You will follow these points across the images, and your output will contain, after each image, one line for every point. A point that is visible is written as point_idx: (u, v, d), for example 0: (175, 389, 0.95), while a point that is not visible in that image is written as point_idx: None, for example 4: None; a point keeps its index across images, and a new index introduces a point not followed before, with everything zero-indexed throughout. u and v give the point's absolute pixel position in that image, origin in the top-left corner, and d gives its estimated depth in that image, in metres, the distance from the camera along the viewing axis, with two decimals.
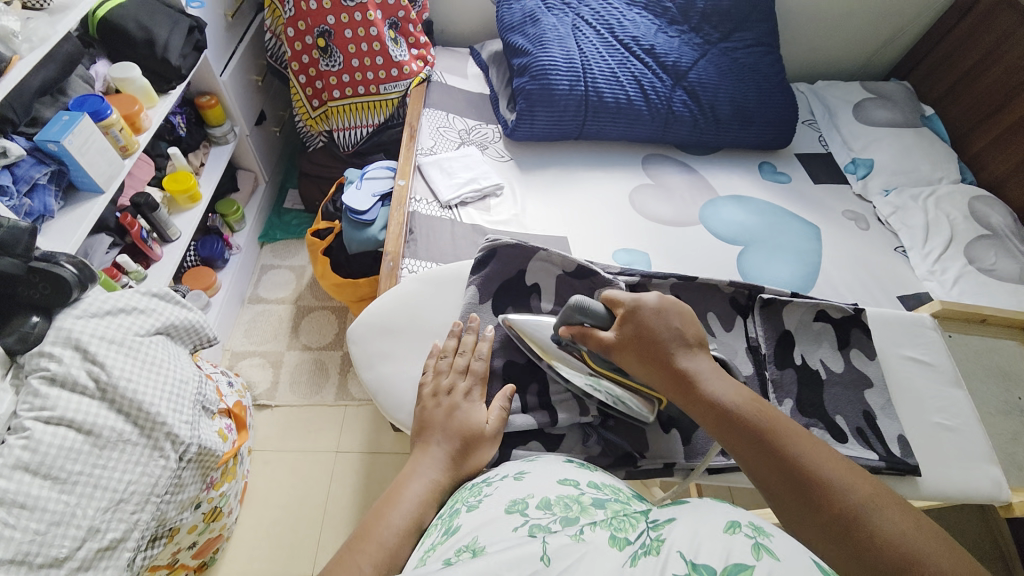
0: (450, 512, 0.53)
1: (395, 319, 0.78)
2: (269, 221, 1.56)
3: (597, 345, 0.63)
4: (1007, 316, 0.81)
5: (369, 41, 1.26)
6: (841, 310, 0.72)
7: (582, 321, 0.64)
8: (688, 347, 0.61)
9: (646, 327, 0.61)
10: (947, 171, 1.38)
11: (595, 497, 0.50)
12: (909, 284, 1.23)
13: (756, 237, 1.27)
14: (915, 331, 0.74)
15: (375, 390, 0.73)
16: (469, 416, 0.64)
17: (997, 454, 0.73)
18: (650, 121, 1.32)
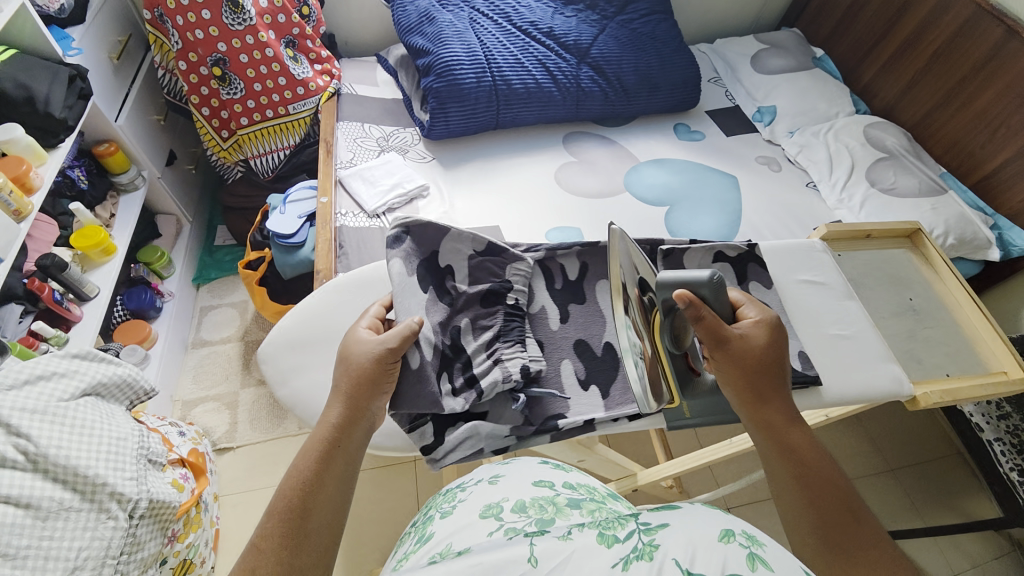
0: (425, 519, 0.58)
1: (305, 332, 0.77)
2: (201, 261, 1.51)
3: (697, 316, 0.62)
4: (889, 227, 0.88)
5: (267, 63, 1.23)
6: (736, 248, 0.79)
7: (700, 294, 0.62)
8: (770, 355, 0.64)
9: (745, 335, 0.63)
10: (843, 105, 1.47)
11: (569, 497, 0.55)
12: (822, 215, 1.32)
13: (679, 196, 1.33)
14: (809, 256, 0.81)
15: (292, 405, 0.73)
16: (355, 345, 0.66)
17: (904, 352, 0.79)
18: (562, 101, 1.36)
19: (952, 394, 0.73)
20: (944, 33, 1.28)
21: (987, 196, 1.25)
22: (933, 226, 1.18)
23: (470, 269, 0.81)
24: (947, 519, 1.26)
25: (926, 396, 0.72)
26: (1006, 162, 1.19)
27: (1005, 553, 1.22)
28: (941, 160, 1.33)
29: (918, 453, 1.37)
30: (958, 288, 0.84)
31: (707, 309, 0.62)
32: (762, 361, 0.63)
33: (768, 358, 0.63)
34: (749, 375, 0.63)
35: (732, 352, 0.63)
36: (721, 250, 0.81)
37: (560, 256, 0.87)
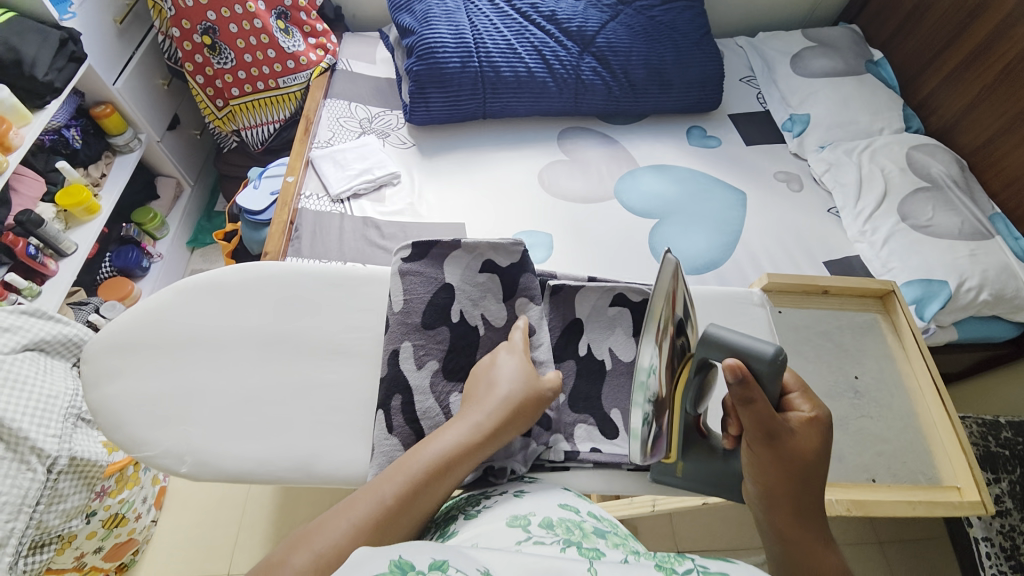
0: (446, 519, 0.54)
1: (138, 336, 0.62)
2: (199, 225, 1.55)
3: (741, 397, 0.48)
4: (849, 285, 0.76)
5: (256, 34, 1.23)
6: (637, 293, 0.74)
7: (752, 369, 0.48)
8: (814, 472, 0.50)
9: (800, 435, 0.50)
10: (889, 121, 1.27)
11: (595, 526, 0.49)
12: (838, 247, 1.15)
13: (672, 209, 1.20)
14: (740, 308, 0.71)
15: (95, 413, 0.60)
16: (504, 370, 0.59)
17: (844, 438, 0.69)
18: (558, 94, 1.26)
19: (866, 510, 0.63)
20: (1018, 45, 1.07)
21: None
22: (966, 277, 1.01)
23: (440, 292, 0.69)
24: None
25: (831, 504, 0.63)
26: None
27: None
28: (997, 197, 1.14)
29: (915, 529, 1.21)
30: (928, 382, 0.72)
31: (760, 392, 0.47)
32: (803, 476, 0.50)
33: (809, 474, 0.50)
34: (784, 494, 0.50)
35: (777, 453, 0.50)
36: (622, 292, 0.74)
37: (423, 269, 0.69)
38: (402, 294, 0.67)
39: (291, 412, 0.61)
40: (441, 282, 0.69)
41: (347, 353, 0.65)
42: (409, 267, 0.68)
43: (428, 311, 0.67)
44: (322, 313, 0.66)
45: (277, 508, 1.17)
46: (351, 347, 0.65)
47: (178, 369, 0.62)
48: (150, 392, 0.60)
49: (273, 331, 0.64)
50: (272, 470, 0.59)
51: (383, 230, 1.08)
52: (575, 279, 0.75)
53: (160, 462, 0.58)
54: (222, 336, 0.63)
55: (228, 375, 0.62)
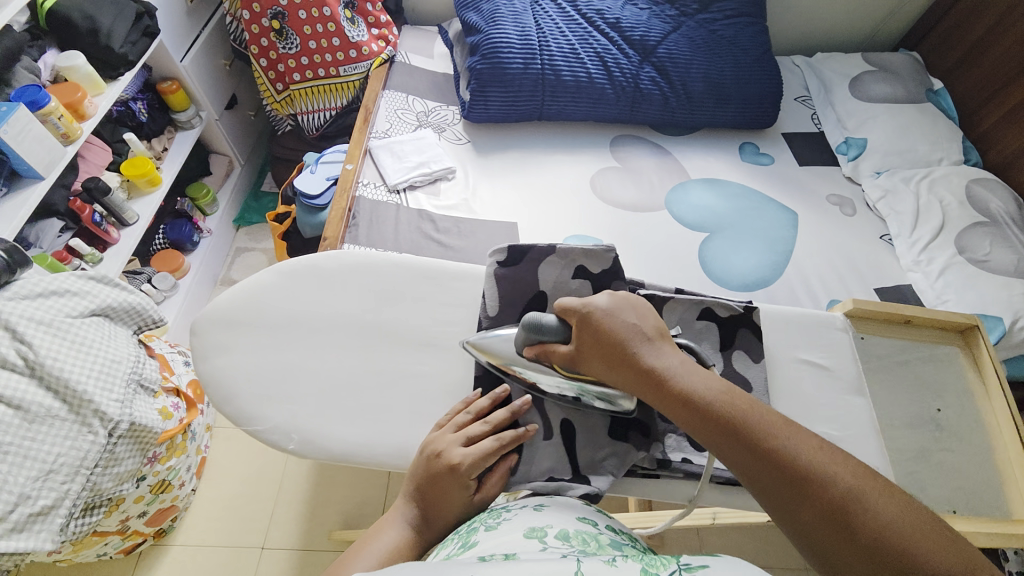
0: (467, 530, 0.52)
1: (241, 314, 0.67)
2: (246, 205, 1.58)
3: (559, 359, 0.58)
4: (932, 316, 0.75)
5: (323, 22, 1.25)
6: (727, 308, 0.69)
7: (539, 338, 0.59)
8: (699, 376, 0.52)
9: (602, 328, 0.56)
10: (949, 152, 1.25)
11: (613, 539, 0.49)
12: (890, 276, 1.13)
13: (723, 224, 1.19)
14: (820, 331, 0.72)
15: (205, 384, 0.64)
16: (455, 496, 0.56)
17: (900, 470, 0.69)
18: (615, 101, 1.26)
19: None
20: None
21: None
22: (1021, 315, 0.99)
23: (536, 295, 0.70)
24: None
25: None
26: None
27: None
28: None
29: None
30: (1008, 420, 0.72)
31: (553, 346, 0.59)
32: (707, 391, 0.50)
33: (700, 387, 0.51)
34: (718, 434, 0.48)
35: (614, 364, 0.55)
36: (711, 306, 0.70)
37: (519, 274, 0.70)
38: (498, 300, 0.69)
39: (379, 397, 0.64)
40: (534, 288, 0.69)
41: (430, 345, 0.68)
42: (504, 273, 0.70)
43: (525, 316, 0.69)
44: (409, 305, 0.69)
45: (312, 487, 1.19)
46: (440, 339, 0.68)
47: (278, 350, 0.66)
48: (252, 369, 0.65)
49: (364, 318, 0.68)
50: (373, 455, 0.62)
51: (438, 224, 1.09)
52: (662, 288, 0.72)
53: (270, 437, 0.62)
54: (315, 319, 0.68)
55: (325, 356, 0.66)
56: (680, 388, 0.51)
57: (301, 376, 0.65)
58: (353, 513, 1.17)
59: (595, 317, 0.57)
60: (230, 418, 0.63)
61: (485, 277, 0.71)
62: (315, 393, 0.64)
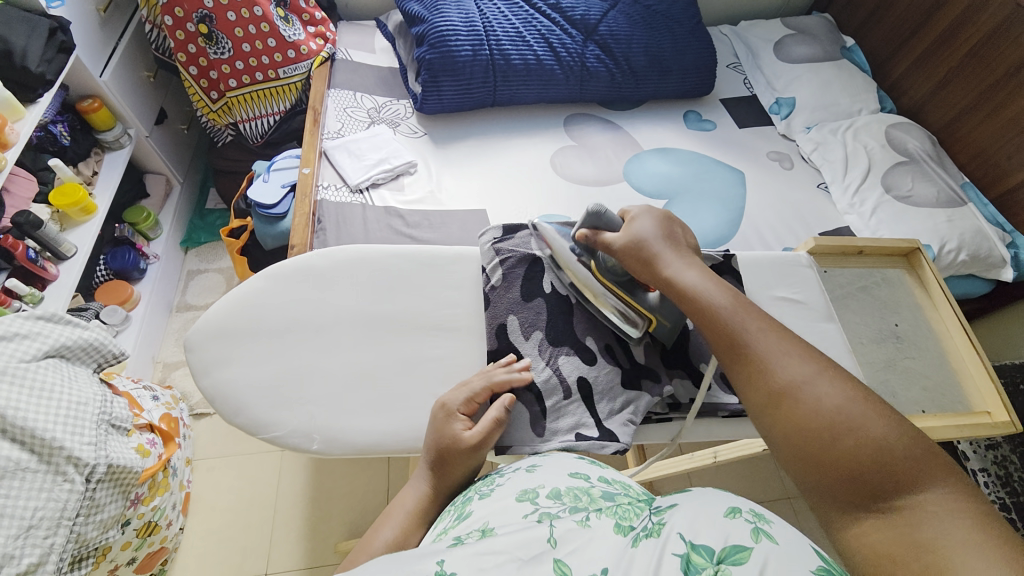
0: (462, 500, 0.53)
1: (233, 324, 0.65)
2: (191, 224, 1.49)
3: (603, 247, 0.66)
4: (881, 245, 0.84)
5: (255, 23, 1.20)
6: (710, 258, 0.74)
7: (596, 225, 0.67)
8: (708, 279, 0.59)
9: (641, 232, 0.64)
10: (867, 102, 1.37)
11: (604, 490, 0.50)
12: (831, 219, 1.24)
13: (679, 189, 1.26)
14: (790, 271, 0.78)
15: (211, 400, 0.62)
16: (444, 431, 0.59)
17: (868, 384, 0.77)
18: (565, 81, 1.29)
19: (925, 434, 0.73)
20: (982, 29, 1.19)
21: (1009, 210, 1.18)
22: (946, 240, 1.12)
23: (532, 266, 0.73)
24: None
25: None
26: None
27: None
28: (966, 167, 1.26)
29: None
30: (956, 326, 0.81)
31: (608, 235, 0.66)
32: (707, 288, 0.58)
33: (708, 285, 0.59)
34: (706, 322, 0.57)
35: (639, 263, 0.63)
36: None
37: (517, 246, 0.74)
38: (500, 273, 0.72)
39: (392, 388, 0.65)
40: (533, 257, 0.74)
41: (431, 331, 0.68)
42: (501, 248, 0.73)
43: (527, 283, 0.72)
44: (404, 295, 0.69)
45: (310, 503, 1.16)
46: (443, 323, 0.69)
47: (282, 354, 0.64)
48: (258, 377, 0.63)
49: (360, 314, 0.67)
50: (396, 443, 0.62)
51: (408, 218, 1.08)
52: None
53: (290, 441, 0.61)
54: (317, 318, 0.66)
55: (331, 352, 0.65)
56: (683, 286, 0.59)
57: (311, 378, 0.64)
58: (357, 521, 1.15)
59: (634, 228, 0.65)
60: (246, 429, 0.62)
61: (482, 254, 0.73)
62: (321, 395, 0.63)
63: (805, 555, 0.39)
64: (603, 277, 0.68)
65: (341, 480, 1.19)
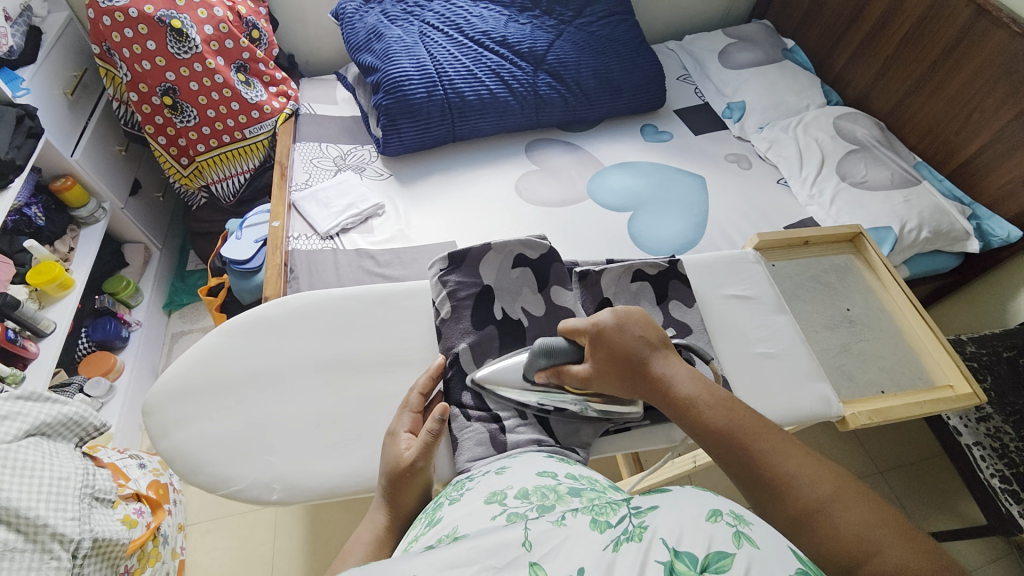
0: (434, 507, 0.54)
1: (193, 379, 0.66)
2: (173, 287, 1.51)
3: (573, 379, 0.63)
4: (826, 233, 0.88)
5: (218, 89, 1.25)
6: (655, 266, 0.79)
7: (549, 362, 0.64)
8: (702, 385, 0.58)
9: (613, 348, 0.61)
10: (812, 98, 1.43)
11: (571, 486, 0.51)
12: (793, 212, 1.27)
13: (643, 200, 1.29)
14: (737, 268, 0.83)
15: (171, 461, 0.62)
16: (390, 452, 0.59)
17: (833, 370, 0.78)
18: (520, 110, 1.34)
19: (883, 415, 0.73)
20: (910, 17, 1.25)
21: (964, 183, 1.21)
22: (905, 220, 1.13)
23: (480, 295, 0.74)
24: (957, 525, 1.20)
25: (854, 417, 0.73)
26: (984, 145, 1.15)
27: (1004, 556, 1.19)
28: (916, 148, 1.30)
29: (906, 455, 1.31)
30: (905, 302, 0.83)
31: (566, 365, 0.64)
32: (700, 397, 0.57)
33: (707, 395, 0.57)
34: (711, 439, 0.54)
35: (620, 378, 0.61)
36: (641, 268, 0.81)
37: (462, 277, 0.74)
38: (450, 304, 0.73)
39: (362, 427, 0.65)
40: (480, 285, 0.75)
41: (395, 365, 0.70)
42: (448, 279, 0.74)
43: (478, 312, 0.73)
44: (366, 334, 0.71)
45: (307, 557, 1.13)
46: (408, 356, 0.71)
47: (243, 406, 0.65)
48: (226, 430, 0.64)
49: (325, 357, 0.69)
50: (362, 482, 0.62)
51: (378, 258, 1.10)
52: (596, 263, 0.81)
53: (249, 494, 0.61)
54: (278, 367, 0.68)
55: (293, 400, 0.66)
56: (678, 397, 0.58)
57: (271, 429, 0.64)
58: None
59: (603, 345, 0.62)
60: (206, 487, 0.62)
61: (431, 288, 0.75)
62: (287, 443, 0.64)
63: (786, 559, 0.36)
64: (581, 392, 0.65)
65: (337, 529, 1.16)
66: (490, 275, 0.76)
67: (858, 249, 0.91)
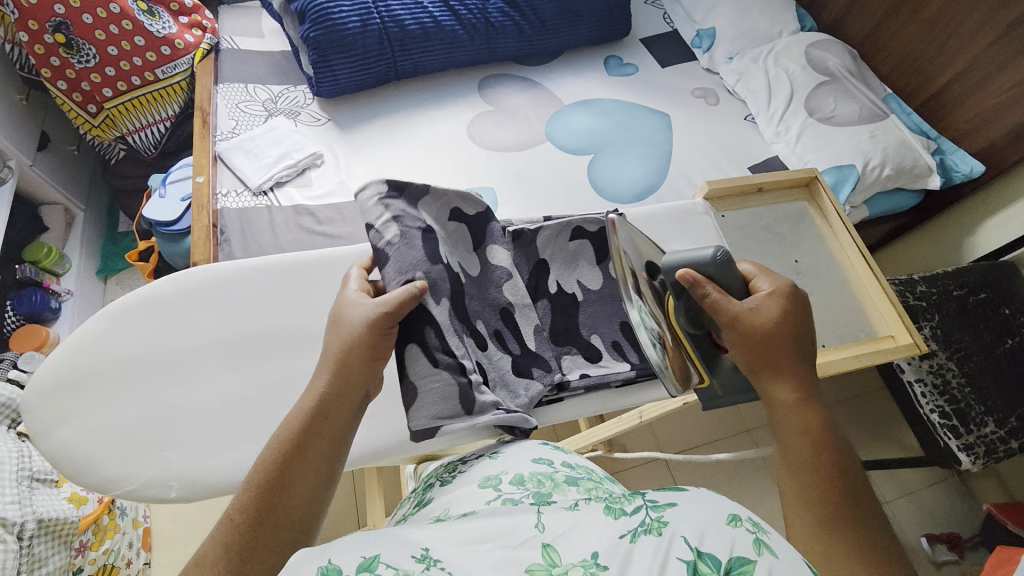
0: (423, 488, 0.59)
1: (74, 371, 0.62)
2: (105, 251, 1.41)
3: (709, 298, 0.56)
4: (779, 179, 0.84)
5: (117, 22, 1.08)
6: (595, 223, 0.79)
7: (706, 274, 0.56)
8: (816, 408, 0.54)
9: (779, 316, 0.56)
10: (786, 22, 1.32)
11: (568, 475, 0.52)
12: (758, 152, 1.22)
13: (604, 142, 1.21)
14: (689, 219, 0.79)
15: (54, 463, 0.60)
16: (354, 304, 0.57)
17: None
18: (470, 42, 1.21)
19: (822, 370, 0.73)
20: None
21: (933, 117, 1.17)
22: (870, 157, 1.10)
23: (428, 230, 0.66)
24: (895, 454, 1.29)
25: None
26: (958, 74, 1.10)
27: (941, 479, 1.29)
28: (888, 78, 1.24)
29: (855, 388, 1.38)
30: (854, 250, 0.82)
31: (713, 289, 0.56)
32: (812, 411, 0.54)
33: (839, 444, 0.52)
34: (793, 437, 0.53)
35: (755, 337, 0.55)
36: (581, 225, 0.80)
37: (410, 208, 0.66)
38: (395, 228, 0.64)
39: None
40: (424, 220, 0.67)
41: None
42: (392, 204, 0.65)
43: (427, 245, 0.65)
44: None
45: None
46: None
47: (133, 397, 0.63)
48: (119, 421, 0.61)
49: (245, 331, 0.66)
50: None
51: (318, 215, 1.02)
52: (533, 221, 0.78)
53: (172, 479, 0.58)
54: (178, 353, 0.65)
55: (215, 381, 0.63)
56: (784, 395, 0.55)
57: (182, 418, 0.63)
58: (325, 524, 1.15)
59: (767, 308, 0.56)
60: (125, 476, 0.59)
61: (368, 211, 0.64)
62: (196, 428, 0.62)
63: (801, 569, 0.37)
64: (675, 323, 0.61)
65: None
66: (434, 212, 0.69)
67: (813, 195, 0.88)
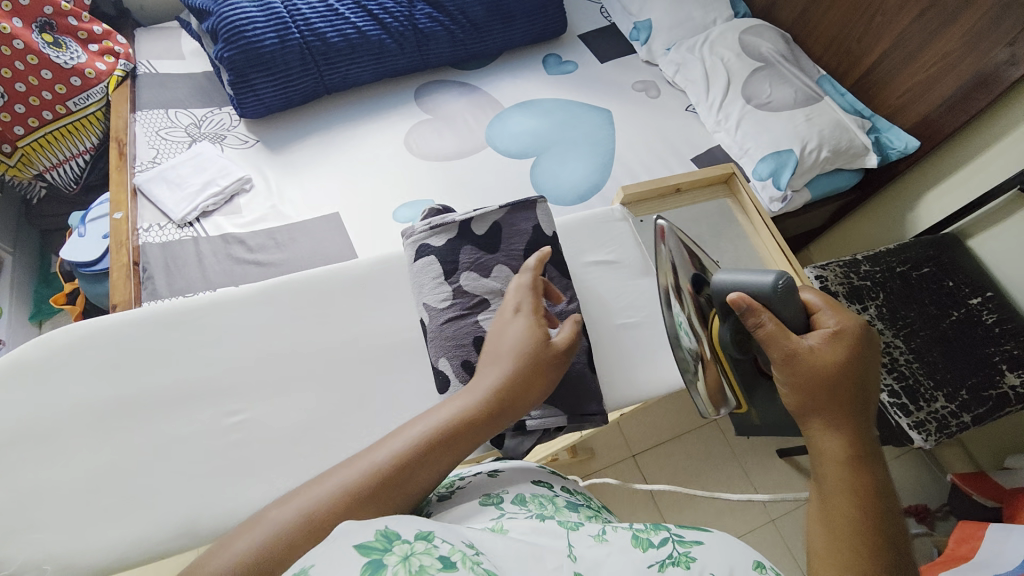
0: (417, 502, 0.53)
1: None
2: (38, 294, 1.33)
3: (767, 328, 0.49)
4: (694, 179, 0.86)
5: (20, 57, 1.02)
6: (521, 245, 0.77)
7: (768, 303, 0.50)
8: (876, 471, 0.45)
9: (844, 361, 0.48)
10: (719, 10, 1.32)
11: (568, 501, 0.49)
12: (701, 143, 1.21)
13: (546, 143, 1.19)
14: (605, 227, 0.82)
15: None
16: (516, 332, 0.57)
17: None
18: (399, 50, 1.18)
19: None
20: None
21: (866, 95, 1.17)
22: (807, 140, 1.09)
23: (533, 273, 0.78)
24: None
25: None
26: (885, 52, 1.10)
27: (905, 452, 1.31)
28: (822, 60, 1.24)
29: None
30: (772, 244, 0.83)
31: (771, 319, 0.49)
32: (872, 472, 0.45)
33: (891, 514, 0.43)
34: (845, 495, 0.43)
35: (816, 379, 0.47)
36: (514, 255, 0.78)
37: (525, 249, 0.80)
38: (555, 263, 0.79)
39: None
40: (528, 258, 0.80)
41: None
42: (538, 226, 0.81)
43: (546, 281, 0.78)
44: None
45: None
46: None
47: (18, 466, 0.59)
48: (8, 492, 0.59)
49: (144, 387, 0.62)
50: None
51: (249, 242, 0.98)
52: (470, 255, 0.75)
53: None
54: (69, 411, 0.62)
55: None
56: (839, 448, 0.46)
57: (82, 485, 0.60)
58: None
59: (837, 349, 0.48)
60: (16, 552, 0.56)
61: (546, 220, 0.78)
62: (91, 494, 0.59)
63: None
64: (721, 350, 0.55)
65: None
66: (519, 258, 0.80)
67: (733, 190, 0.91)
